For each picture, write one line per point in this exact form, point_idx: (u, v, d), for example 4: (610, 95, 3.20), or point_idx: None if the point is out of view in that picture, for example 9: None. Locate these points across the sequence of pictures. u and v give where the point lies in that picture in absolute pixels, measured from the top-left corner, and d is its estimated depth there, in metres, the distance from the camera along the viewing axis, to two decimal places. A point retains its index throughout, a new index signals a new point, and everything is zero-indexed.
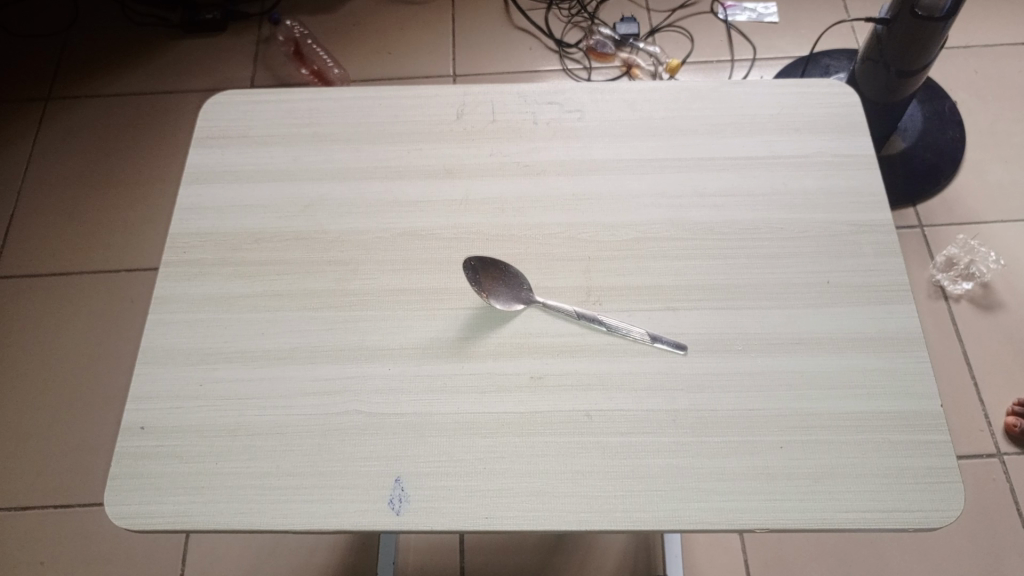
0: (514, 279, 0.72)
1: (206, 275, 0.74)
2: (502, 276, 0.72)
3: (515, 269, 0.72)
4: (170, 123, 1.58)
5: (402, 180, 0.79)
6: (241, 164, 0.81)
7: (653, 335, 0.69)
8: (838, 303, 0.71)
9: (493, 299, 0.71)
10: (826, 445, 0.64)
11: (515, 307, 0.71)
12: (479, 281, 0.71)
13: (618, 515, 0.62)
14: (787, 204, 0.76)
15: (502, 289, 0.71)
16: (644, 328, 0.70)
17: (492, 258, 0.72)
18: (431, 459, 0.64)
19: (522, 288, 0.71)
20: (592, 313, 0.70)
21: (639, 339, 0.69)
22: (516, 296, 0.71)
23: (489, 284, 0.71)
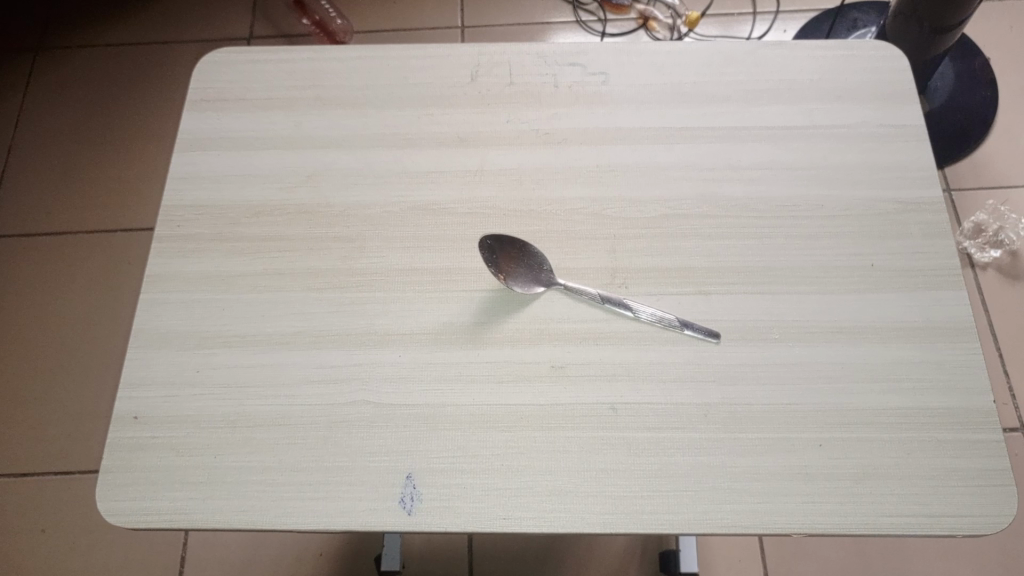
0: (534, 259, 0.66)
1: (202, 252, 0.69)
2: (518, 259, 0.66)
3: (535, 249, 0.67)
4: (165, 75, 1.51)
5: (412, 148, 0.73)
6: (239, 129, 0.75)
7: (683, 322, 0.64)
8: (883, 289, 0.65)
9: (512, 283, 0.65)
10: (867, 444, 0.60)
11: (534, 291, 0.66)
12: (496, 262, 0.66)
13: (644, 517, 0.58)
14: (829, 179, 0.70)
15: (520, 271, 0.66)
16: (673, 314, 0.65)
17: (509, 237, 0.67)
18: (446, 455, 0.60)
19: (539, 270, 0.66)
20: (616, 296, 0.65)
21: (667, 326, 0.64)
22: (535, 278, 0.66)
23: (507, 267, 0.66)
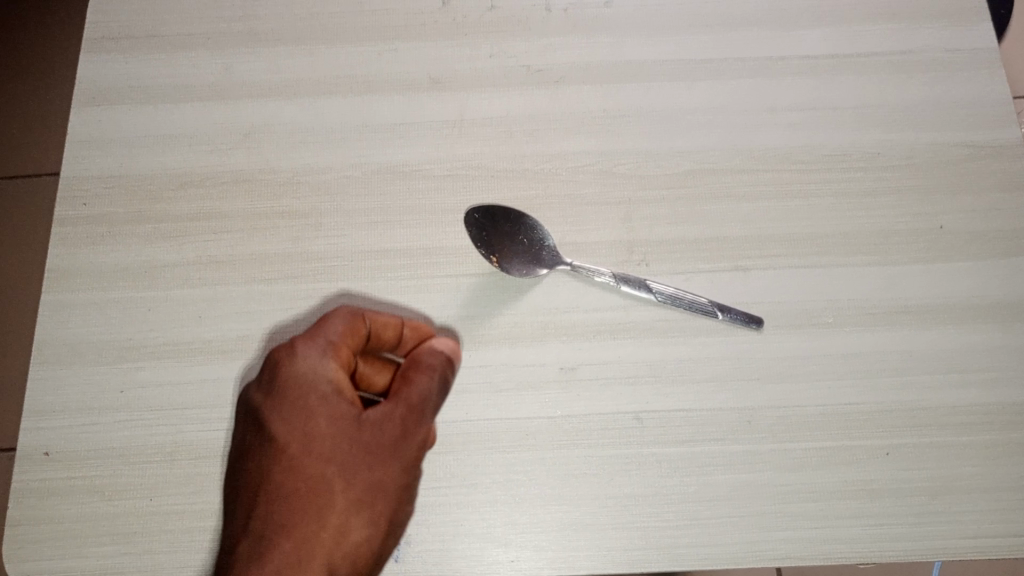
0: (532, 234, 0.54)
1: (118, 237, 0.55)
2: (512, 236, 0.54)
3: (533, 222, 0.55)
4: None
5: (374, 95, 0.59)
6: (154, 76, 0.60)
7: (718, 306, 0.53)
8: (954, 257, 0.54)
9: (506, 266, 0.53)
10: (942, 449, 0.50)
11: (534, 274, 0.53)
12: (485, 241, 0.54)
13: (681, 552, 0.48)
14: (883, 121, 0.58)
15: (516, 251, 0.54)
16: (705, 297, 0.53)
17: (500, 209, 0.55)
18: (436, 486, 0.49)
19: (538, 249, 0.54)
20: (636, 277, 0.53)
21: (700, 312, 0.53)
22: (535, 258, 0.54)
23: (501, 246, 0.54)
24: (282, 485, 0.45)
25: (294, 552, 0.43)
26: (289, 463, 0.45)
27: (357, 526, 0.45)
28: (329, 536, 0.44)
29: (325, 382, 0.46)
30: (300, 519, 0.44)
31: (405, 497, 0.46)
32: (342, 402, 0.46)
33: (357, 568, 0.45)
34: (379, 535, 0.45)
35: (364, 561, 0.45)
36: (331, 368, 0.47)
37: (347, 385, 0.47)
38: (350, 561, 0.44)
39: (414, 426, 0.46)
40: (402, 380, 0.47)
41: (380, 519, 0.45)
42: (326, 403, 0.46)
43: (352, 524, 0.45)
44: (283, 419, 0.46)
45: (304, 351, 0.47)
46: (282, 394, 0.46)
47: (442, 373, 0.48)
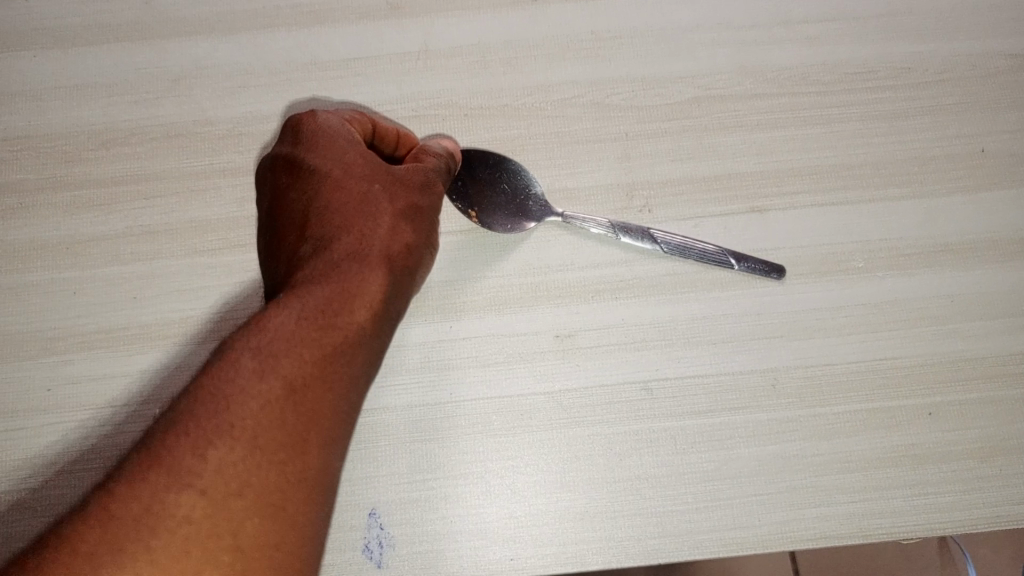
0: (515, 183, 0.47)
1: (32, 208, 0.47)
2: (492, 184, 0.47)
3: (516, 169, 0.47)
4: None
5: (325, 26, 0.51)
6: (64, 15, 0.51)
7: (735, 256, 0.46)
8: (998, 184, 0.48)
9: (486, 221, 0.46)
10: (993, 405, 0.44)
11: (520, 229, 0.46)
12: (462, 190, 0.46)
13: (705, 539, 0.42)
14: (912, 30, 0.50)
15: (496, 202, 0.46)
16: (717, 245, 0.46)
17: (477, 153, 0.47)
18: (421, 478, 0.43)
19: (522, 199, 0.47)
20: (638, 227, 0.46)
21: (712, 262, 0.46)
22: (519, 209, 0.46)
23: (479, 198, 0.47)
24: (325, 203, 0.39)
25: (353, 254, 0.37)
26: (331, 182, 0.40)
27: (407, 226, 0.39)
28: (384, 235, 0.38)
29: (353, 131, 0.42)
30: (350, 226, 0.38)
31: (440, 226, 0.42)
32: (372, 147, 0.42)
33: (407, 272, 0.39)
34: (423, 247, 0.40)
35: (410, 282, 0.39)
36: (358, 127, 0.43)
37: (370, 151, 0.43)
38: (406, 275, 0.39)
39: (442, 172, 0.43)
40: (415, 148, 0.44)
41: (425, 228, 0.40)
42: (357, 143, 0.41)
43: (401, 225, 0.39)
44: (316, 148, 0.41)
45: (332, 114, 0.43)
46: (308, 144, 0.41)
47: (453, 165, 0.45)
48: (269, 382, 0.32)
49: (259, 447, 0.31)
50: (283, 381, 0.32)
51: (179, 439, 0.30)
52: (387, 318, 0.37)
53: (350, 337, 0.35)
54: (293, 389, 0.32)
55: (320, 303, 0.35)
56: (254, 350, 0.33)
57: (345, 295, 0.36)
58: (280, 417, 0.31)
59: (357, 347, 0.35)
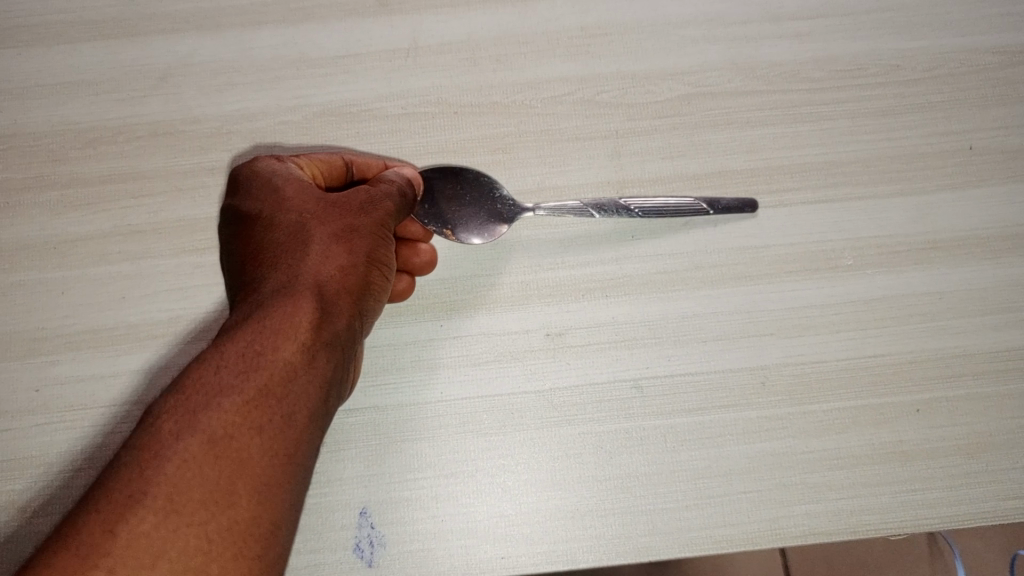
0: (479, 186, 0.47)
1: (19, 207, 0.47)
2: (463, 193, 0.47)
3: (474, 172, 0.47)
4: None
5: (312, 23, 0.50)
6: (49, 12, 0.50)
7: (710, 203, 0.46)
8: (987, 180, 0.48)
9: (462, 233, 0.46)
10: (981, 401, 0.44)
11: (497, 232, 0.46)
12: (431, 211, 0.47)
13: (695, 536, 0.42)
14: (901, 26, 0.50)
15: (466, 211, 0.47)
16: (695, 198, 0.47)
17: (431, 168, 0.47)
18: (412, 476, 0.43)
19: (496, 199, 0.46)
20: (611, 202, 0.46)
21: (690, 213, 0.46)
22: (489, 212, 0.46)
23: (452, 214, 0.47)
24: (257, 249, 0.38)
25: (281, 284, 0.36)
26: (262, 229, 0.38)
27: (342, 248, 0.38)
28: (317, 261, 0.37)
29: (292, 173, 0.41)
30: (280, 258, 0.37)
31: (383, 245, 0.40)
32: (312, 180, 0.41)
33: (343, 298, 0.37)
34: (363, 268, 0.38)
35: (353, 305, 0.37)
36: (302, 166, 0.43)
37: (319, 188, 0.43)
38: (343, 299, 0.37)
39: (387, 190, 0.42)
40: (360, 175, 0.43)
41: (363, 247, 0.39)
42: (291, 182, 0.40)
43: (334, 250, 0.37)
44: (251, 192, 0.40)
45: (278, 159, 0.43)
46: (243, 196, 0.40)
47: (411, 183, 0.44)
48: (187, 439, 0.30)
49: (178, 512, 0.28)
50: (210, 426, 0.30)
51: (94, 515, 0.28)
52: (326, 343, 0.35)
53: (278, 374, 0.33)
54: (215, 441, 0.30)
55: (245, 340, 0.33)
56: (171, 412, 0.31)
57: (272, 333, 0.33)
58: (200, 475, 0.29)
59: (286, 386, 0.33)
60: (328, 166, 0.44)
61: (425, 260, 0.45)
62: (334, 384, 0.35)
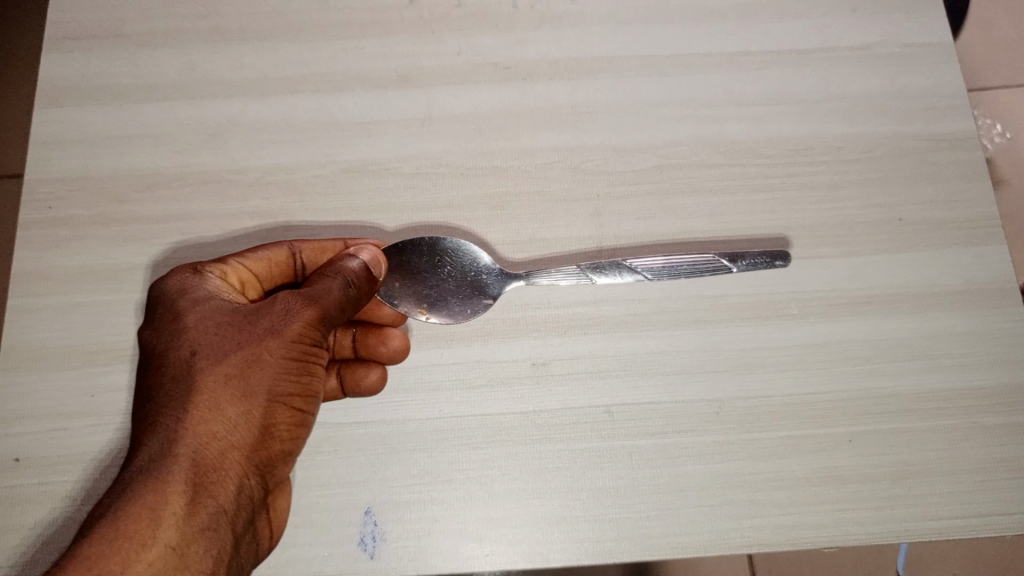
0: (456, 264, 0.54)
1: (84, 239, 0.54)
2: (437, 273, 0.54)
3: (450, 249, 0.54)
4: None
5: (341, 92, 0.59)
6: (118, 75, 0.59)
7: (731, 257, 0.54)
8: (914, 247, 0.56)
9: (445, 308, 0.53)
10: (905, 435, 0.51)
11: (476, 308, 0.53)
12: (415, 287, 0.53)
13: (653, 543, 0.49)
14: (845, 112, 0.59)
15: (447, 288, 0.53)
16: (711, 253, 0.55)
17: (411, 246, 0.54)
18: (410, 482, 0.50)
19: (472, 277, 0.53)
20: (609, 263, 0.54)
21: (713, 268, 0.54)
22: (467, 291, 0.53)
23: (434, 289, 0.53)
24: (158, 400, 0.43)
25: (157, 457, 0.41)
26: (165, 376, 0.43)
27: (230, 401, 0.43)
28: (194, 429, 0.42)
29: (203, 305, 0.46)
30: (168, 418, 0.42)
31: (282, 378, 0.44)
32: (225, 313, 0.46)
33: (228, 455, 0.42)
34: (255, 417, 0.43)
35: (241, 453, 0.43)
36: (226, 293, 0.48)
37: (239, 301, 0.48)
38: (225, 460, 0.42)
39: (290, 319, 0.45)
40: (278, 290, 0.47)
41: (256, 392, 0.43)
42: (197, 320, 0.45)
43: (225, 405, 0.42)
44: (164, 329, 0.45)
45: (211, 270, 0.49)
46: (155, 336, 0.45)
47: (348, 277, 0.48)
48: None
49: None
50: None
51: None
52: (202, 516, 0.40)
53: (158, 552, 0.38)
54: None
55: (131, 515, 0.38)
56: None
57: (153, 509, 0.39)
58: None
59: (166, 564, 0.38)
60: (269, 265, 0.52)
61: (396, 346, 0.51)
62: (222, 533, 0.41)
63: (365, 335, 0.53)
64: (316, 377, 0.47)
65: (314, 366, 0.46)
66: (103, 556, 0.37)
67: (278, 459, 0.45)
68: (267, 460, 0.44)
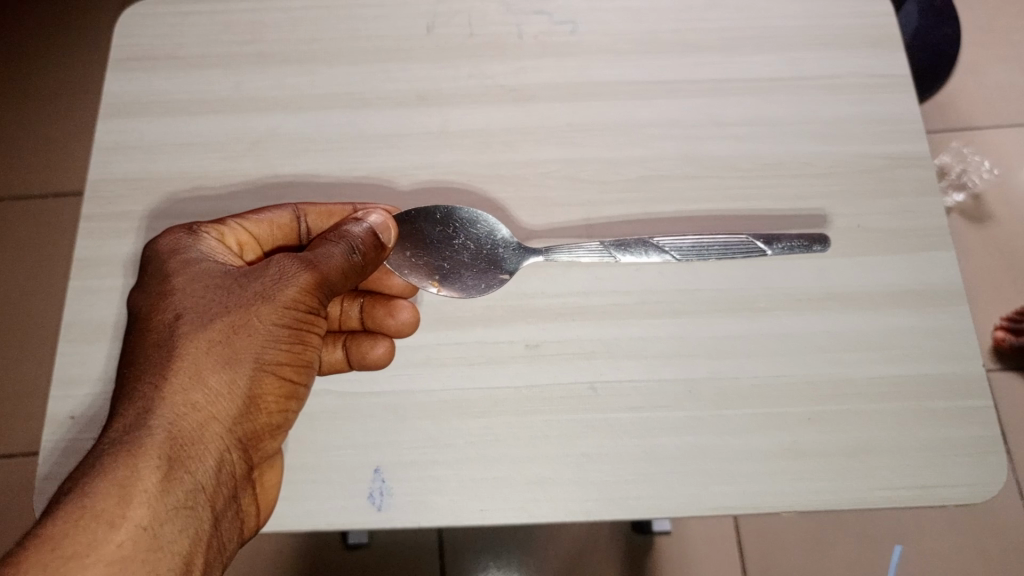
0: (469, 239, 0.62)
1: (139, 232, 0.62)
2: (451, 247, 0.62)
3: (464, 226, 0.62)
4: (83, 39, 1.36)
5: (366, 109, 0.67)
6: (173, 92, 0.67)
7: (769, 240, 0.61)
8: (873, 251, 0.62)
9: (461, 278, 0.61)
10: (860, 416, 0.57)
11: (487, 280, 0.61)
12: (434, 260, 0.62)
13: (631, 504, 0.55)
14: (814, 133, 0.66)
15: (463, 261, 0.61)
16: (749, 236, 0.61)
17: (429, 221, 0.62)
18: (416, 446, 0.56)
19: (488, 250, 0.61)
20: (639, 244, 0.60)
21: (755, 250, 0.60)
22: (478, 264, 0.61)
23: (449, 262, 0.62)
24: (149, 363, 0.49)
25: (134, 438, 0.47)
26: (156, 343, 0.50)
27: (212, 373, 0.49)
28: (170, 414, 0.48)
29: (202, 273, 0.53)
30: (150, 386, 0.49)
31: (264, 352, 0.51)
32: (207, 294, 0.52)
33: (210, 427, 0.49)
34: (237, 391, 0.50)
35: (220, 422, 0.50)
36: (214, 265, 0.54)
37: (233, 260, 0.57)
38: (201, 434, 0.49)
39: (268, 311, 0.51)
40: (262, 270, 0.53)
41: (236, 366, 0.50)
42: (190, 292, 0.51)
43: (207, 379, 0.49)
44: (157, 296, 0.52)
45: (207, 231, 0.56)
46: (151, 301, 0.52)
47: (352, 242, 0.55)
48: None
49: None
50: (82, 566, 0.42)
51: None
52: (179, 485, 0.47)
53: (139, 510, 0.45)
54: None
55: (114, 477, 0.45)
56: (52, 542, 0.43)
57: (132, 473, 0.45)
58: None
59: (145, 521, 0.45)
60: (269, 227, 0.60)
61: (405, 319, 0.59)
62: (197, 494, 0.48)
63: (379, 309, 0.61)
64: (298, 349, 0.53)
65: (297, 337, 0.53)
66: (81, 519, 0.44)
67: (259, 424, 0.52)
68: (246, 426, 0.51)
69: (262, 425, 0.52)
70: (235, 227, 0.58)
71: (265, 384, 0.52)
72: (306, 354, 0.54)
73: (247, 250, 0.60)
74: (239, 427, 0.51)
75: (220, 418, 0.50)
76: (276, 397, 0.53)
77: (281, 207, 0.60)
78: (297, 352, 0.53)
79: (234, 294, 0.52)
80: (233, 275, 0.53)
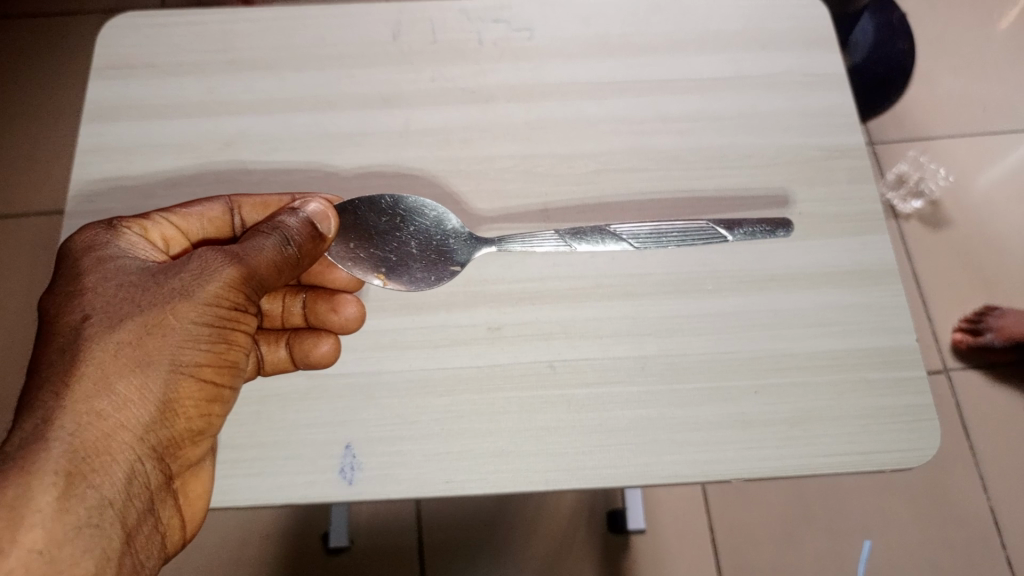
0: (418, 233, 0.65)
1: None
2: (400, 240, 0.64)
3: (413, 219, 0.65)
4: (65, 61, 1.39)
5: (333, 110, 0.70)
6: (149, 98, 0.71)
7: (730, 224, 0.63)
8: (813, 235, 0.66)
9: (412, 270, 0.63)
10: (803, 387, 0.61)
11: (437, 270, 0.63)
12: (383, 253, 0.64)
13: (588, 473, 0.58)
14: (757, 127, 0.71)
15: (413, 253, 0.64)
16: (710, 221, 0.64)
17: (379, 216, 0.64)
18: (382, 423, 0.59)
19: (439, 243, 0.64)
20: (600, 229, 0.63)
21: (717, 233, 0.63)
22: (428, 256, 0.64)
23: (400, 255, 0.64)
24: (58, 366, 0.51)
25: (33, 452, 0.48)
26: (66, 344, 0.51)
27: (121, 381, 0.51)
28: (72, 426, 0.49)
29: (119, 271, 0.54)
30: (57, 391, 0.50)
31: (179, 356, 0.53)
32: (120, 293, 0.53)
33: (117, 436, 0.51)
34: (148, 398, 0.52)
35: (131, 428, 0.51)
36: (132, 263, 0.55)
37: (161, 254, 0.60)
38: (108, 444, 0.50)
39: (185, 311, 0.53)
40: (182, 267, 0.54)
41: (147, 373, 0.52)
42: (104, 293, 0.53)
43: (116, 386, 0.51)
44: (72, 295, 0.53)
45: (128, 227, 0.59)
46: (65, 301, 0.53)
47: (285, 233, 0.58)
48: None
49: None
50: None
51: None
52: (84, 497, 0.49)
53: (37, 529, 0.47)
54: None
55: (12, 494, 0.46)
56: None
57: (33, 489, 0.47)
58: None
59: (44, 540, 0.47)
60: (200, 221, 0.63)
61: (352, 313, 0.62)
62: (104, 505, 0.50)
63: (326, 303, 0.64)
64: (217, 351, 0.55)
65: (216, 339, 0.54)
66: None
67: (177, 427, 0.54)
68: (161, 430, 0.53)
69: (180, 431, 0.54)
70: (159, 222, 0.61)
71: (180, 389, 0.53)
72: (230, 354, 0.56)
73: (173, 244, 0.62)
74: (150, 435, 0.52)
75: (129, 425, 0.51)
76: (195, 401, 0.54)
77: (213, 201, 0.64)
78: (216, 353, 0.55)
79: (149, 293, 0.53)
80: (150, 273, 0.54)
